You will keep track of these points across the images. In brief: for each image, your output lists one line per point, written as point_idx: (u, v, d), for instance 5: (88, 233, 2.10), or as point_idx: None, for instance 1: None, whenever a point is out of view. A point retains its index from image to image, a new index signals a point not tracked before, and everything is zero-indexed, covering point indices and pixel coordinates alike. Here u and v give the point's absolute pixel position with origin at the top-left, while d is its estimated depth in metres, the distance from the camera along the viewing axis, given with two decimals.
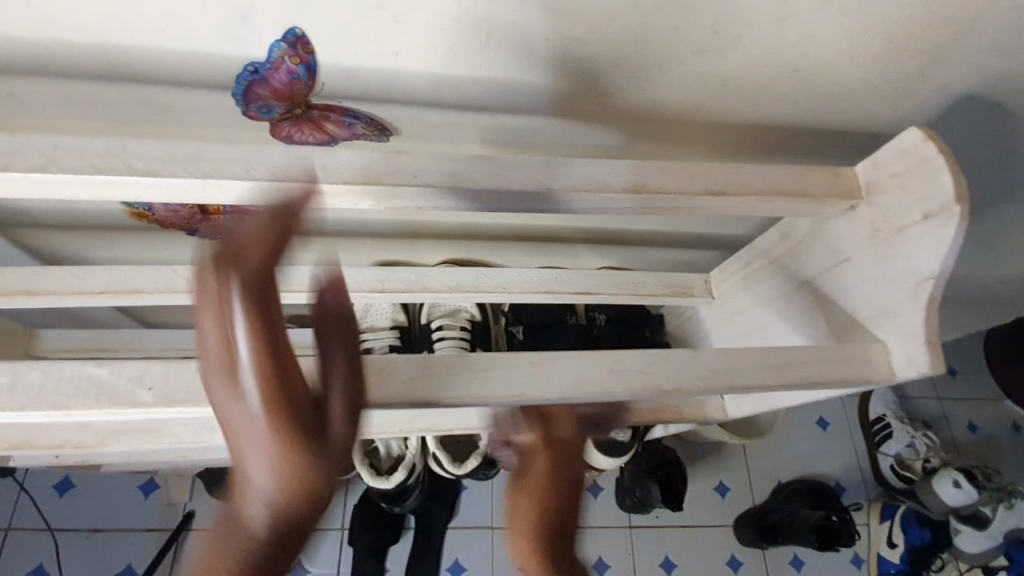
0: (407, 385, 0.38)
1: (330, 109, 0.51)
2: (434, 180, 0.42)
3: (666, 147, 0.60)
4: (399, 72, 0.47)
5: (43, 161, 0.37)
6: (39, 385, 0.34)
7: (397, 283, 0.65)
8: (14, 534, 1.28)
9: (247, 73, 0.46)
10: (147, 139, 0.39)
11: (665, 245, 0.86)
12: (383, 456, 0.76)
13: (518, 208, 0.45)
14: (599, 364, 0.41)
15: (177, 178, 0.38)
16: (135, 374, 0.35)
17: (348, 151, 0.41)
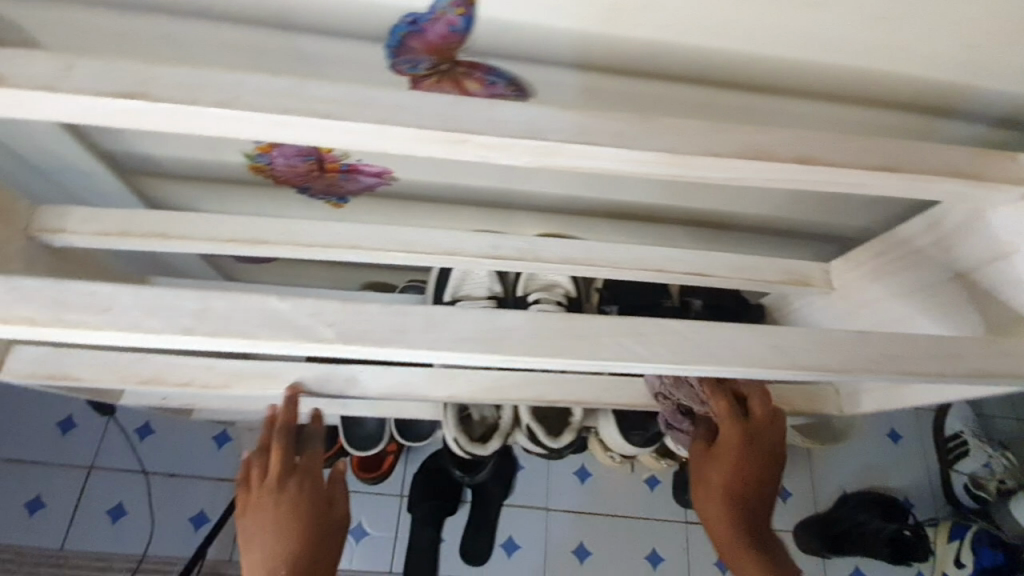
0: (571, 343, 0.37)
1: (474, 66, 0.50)
2: (600, 138, 0.40)
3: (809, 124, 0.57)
4: (556, 28, 0.46)
5: (230, 96, 0.37)
6: (225, 312, 0.35)
7: (510, 250, 0.65)
8: (97, 472, 1.38)
9: (405, 25, 0.45)
10: (323, 82, 0.39)
11: (773, 232, 0.82)
12: (477, 422, 0.77)
13: (677, 175, 0.43)
14: (757, 337, 0.40)
15: (355, 121, 0.38)
16: (315, 309, 0.36)
17: (519, 104, 0.40)
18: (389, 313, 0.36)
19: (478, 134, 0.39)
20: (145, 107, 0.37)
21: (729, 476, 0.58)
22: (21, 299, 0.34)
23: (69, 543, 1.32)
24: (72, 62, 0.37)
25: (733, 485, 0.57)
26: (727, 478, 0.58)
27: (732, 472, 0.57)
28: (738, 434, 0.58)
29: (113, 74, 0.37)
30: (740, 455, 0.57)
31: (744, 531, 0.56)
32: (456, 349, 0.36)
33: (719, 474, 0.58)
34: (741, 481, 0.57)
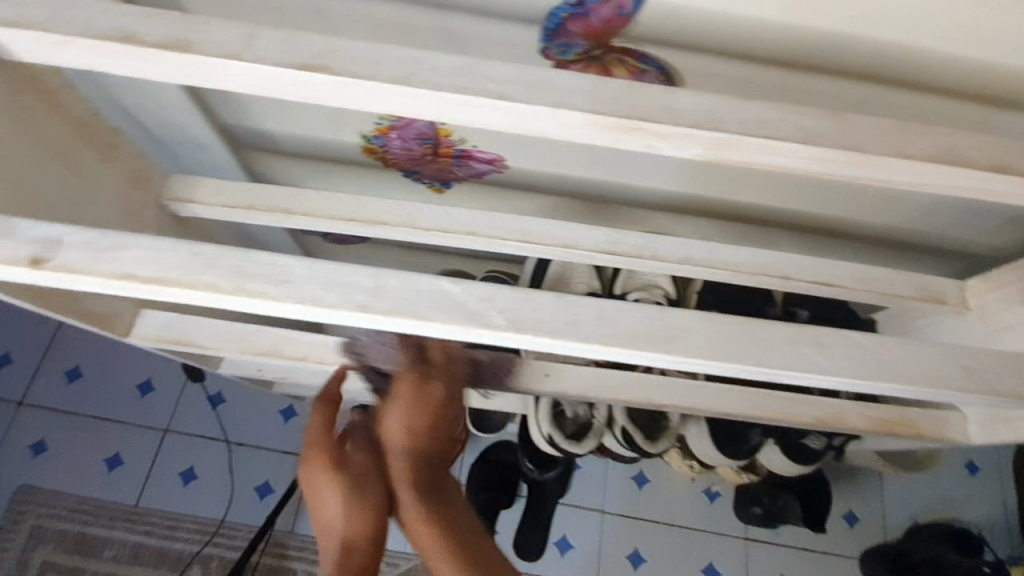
0: (748, 347, 0.36)
1: (627, 52, 0.48)
2: (782, 133, 0.38)
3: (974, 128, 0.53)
4: (726, 14, 0.43)
5: (406, 73, 0.36)
6: (399, 292, 0.34)
7: (627, 247, 0.63)
8: (171, 435, 1.42)
9: (569, 7, 0.44)
10: (497, 62, 0.38)
11: (891, 244, 0.77)
12: (568, 421, 0.75)
13: (853, 176, 0.41)
14: (933, 355, 0.38)
15: (530, 105, 0.37)
16: (485, 296, 0.35)
17: (697, 94, 0.38)
18: (560, 304, 0.35)
19: (655, 123, 0.37)
20: (320, 80, 0.36)
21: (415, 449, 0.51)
22: (206, 266, 0.34)
23: (144, 500, 1.37)
24: (252, 30, 0.37)
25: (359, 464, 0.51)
26: (405, 422, 0.50)
27: (409, 430, 0.50)
28: (441, 392, 0.51)
29: (293, 44, 0.36)
30: (409, 413, 0.50)
31: (447, 513, 0.50)
32: (630, 347, 0.34)
33: (395, 431, 0.50)
34: (417, 443, 0.51)
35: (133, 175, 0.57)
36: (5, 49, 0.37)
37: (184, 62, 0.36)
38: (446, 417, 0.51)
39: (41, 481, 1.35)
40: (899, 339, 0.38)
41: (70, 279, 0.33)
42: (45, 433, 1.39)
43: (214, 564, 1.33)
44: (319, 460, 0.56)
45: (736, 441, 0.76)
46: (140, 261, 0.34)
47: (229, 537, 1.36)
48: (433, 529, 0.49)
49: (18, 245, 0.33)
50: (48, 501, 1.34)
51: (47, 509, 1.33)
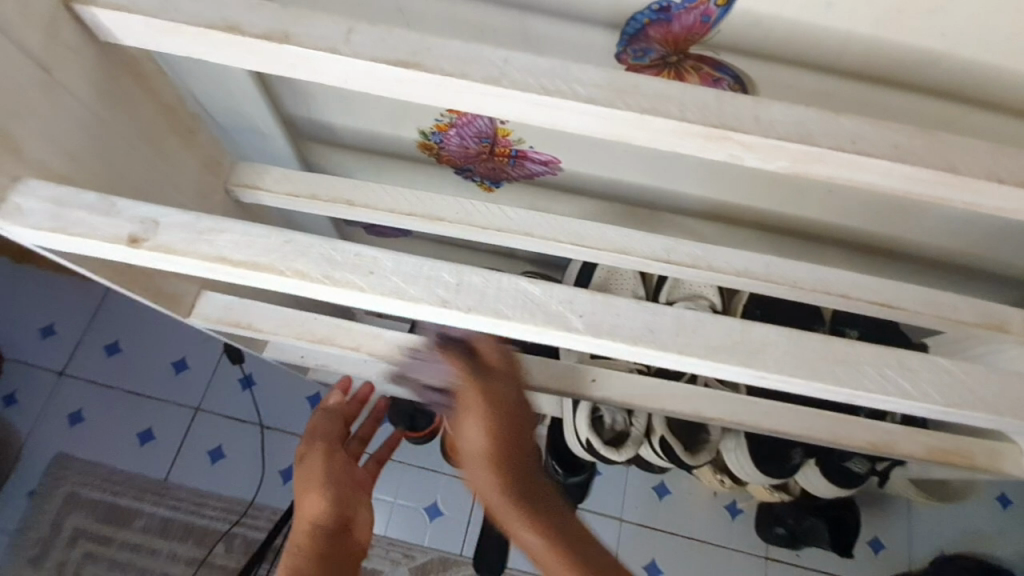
0: (826, 364, 0.36)
1: (703, 60, 0.47)
2: (871, 149, 0.37)
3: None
4: (812, 27, 0.43)
5: (496, 73, 0.37)
6: (481, 289, 0.35)
7: (683, 256, 0.62)
8: (202, 415, 1.44)
9: (651, 13, 0.44)
10: (585, 65, 0.38)
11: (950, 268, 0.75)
12: (606, 427, 0.75)
13: (939, 197, 0.40)
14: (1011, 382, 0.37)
15: (617, 110, 0.37)
16: (565, 297, 0.35)
17: (785, 107, 0.38)
18: (639, 310, 0.35)
19: (742, 133, 0.37)
20: (412, 76, 0.37)
21: (489, 439, 0.45)
22: (296, 252, 0.35)
23: (174, 475, 1.39)
24: (350, 25, 0.38)
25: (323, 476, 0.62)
26: (484, 426, 0.46)
27: (486, 437, 0.45)
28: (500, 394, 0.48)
29: (388, 40, 0.37)
30: (484, 419, 0.46)
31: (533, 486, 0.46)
32: (707, 356, 0.34)
33: (476, 444, 0.46)
34: (500, 443, 0.46)
35: (207, 160, 0.59)
36: (111, 33, 0.39)
37: (282, 54, 0.37)
38: (523, 426, 0.48)
39: (77, 450, 1.39)
40: (968, 366, 0.38)
41: (166, 258, 0.35)
42: (84, 403, 1.43)
43: (237, 542, 1.36)
44: (319, 453, 0.66)
45: (778, 459, 0.75)
46: (232, 244, 0.35)
47: (254, 517, 1.37)
48: (529, 524, 0.44)
49: (119, 223, 0.35)
50: (83, 470, 1.37)
51: (82, 478, 1.37)
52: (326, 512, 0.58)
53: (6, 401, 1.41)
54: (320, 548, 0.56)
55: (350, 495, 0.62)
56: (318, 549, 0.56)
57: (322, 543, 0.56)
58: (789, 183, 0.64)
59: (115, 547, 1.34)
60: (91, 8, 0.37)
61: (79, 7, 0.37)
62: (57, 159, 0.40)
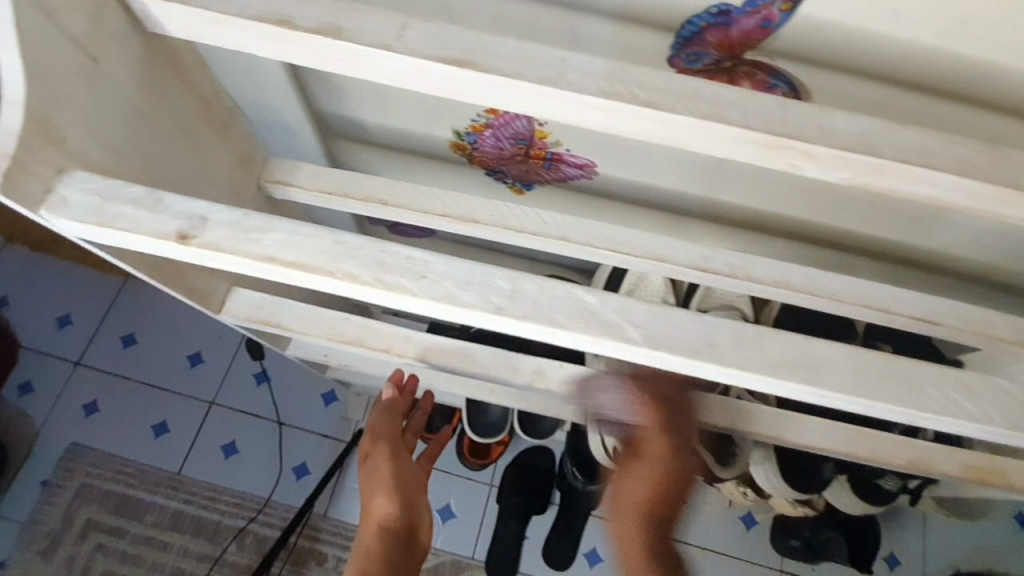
0: (890, 385, 0.34)
1: (758, 65, 0.46)
2: (939, 162, 0.36)
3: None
4: (874, 34, 0.42)
5: (553, 74, 0.36)
6: (536, 297, 0.33)
7: (721, 265, 0.61)
8: (216, 409, 1.44)
9: (710, 16, 0.43)
10: (644, 68, 0.37)
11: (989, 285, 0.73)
12: None
13: (1004, 214, 0.39)
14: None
15: (677, 115, 0.36)
16: (622, 307, 0.34)
17: (850, 116, 0.37)
18: (698, 324, 0.33)
19: (807, 142, 0.36)
20: (466, 75, 0.36)
21: (646, 485, 0.44)
22: (345, 254, 0.34)
23: (187, 468, 1.39)
24: (404, 20, 0.37)
25: (391, 481, 0.66)
26: (636, 478, 0.45)
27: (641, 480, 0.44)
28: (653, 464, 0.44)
29: (442, 38, 0.36)
30: (637, 467, 0.45)
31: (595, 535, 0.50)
32: (770, 374, 0.33)
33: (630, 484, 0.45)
34: (653, 496, 0.44)
35: (241, 155, 0.59)
36: (158, 25, 0.38)
37: (333, 50, 0.37)
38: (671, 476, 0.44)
39: (92, 441, 1.39)
40: None
41: (213, 256, 0.34)
42: (99, 394, 1.43)
43: (249, 538, 1.36)
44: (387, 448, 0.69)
45: (810, 473, 0.75)
46: (280, 244, 0.34)
47: (266, 514, 1.37)
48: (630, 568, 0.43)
49: (165, 219, 0.34)
50: (97, 461, 1.38)
51: (97, 469, 1.37)
52: (395, 516, 0.63)
53: (22, 389, 1.41)
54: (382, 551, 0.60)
55: (416, 492, 0.67)
56: (384, 553, 0.60)
57: (393, 554, 0.60)
58: (831, 193, 0.62)
59: (127, 539, 1.34)
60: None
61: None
62: (101, 152, 0.39)
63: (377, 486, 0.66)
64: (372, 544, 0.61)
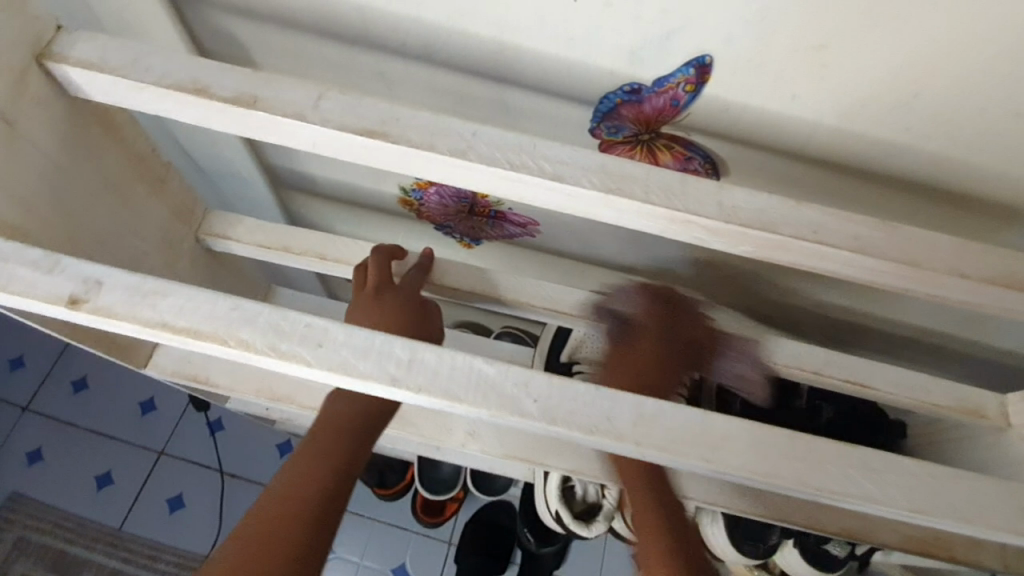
0: (797, 466, 0.34)
1: (675, 138, 0.48)
2: (836, 240, 0.38)
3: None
4: (782, 114, 0.44)
5: (464, 146, 0.37)
6: (433, 367, 0.33)
7: (657, 325, 0.62)
8: (165, 459, 1.38)
9: (622, 93, 0.45)
10: (553, 142, 0.38)
11: (936, 353, 0.73)
12: (577, 499, 0.71)
13: (905, 289, 0.40)
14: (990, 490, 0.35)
15: (581, 188, 0.37)
16: (521, 379, 0.33)
17: (751, 194, 0.38)
18: (598, 396, 0.33)
19: (708, 218, 0.37)
20: (375, 145, 0.37)
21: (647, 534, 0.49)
22: (243, 321, 0.33)
23: (128, 523, 1.32)
24: (321, 92, 0.38)
25: (342, 451, 0.43)
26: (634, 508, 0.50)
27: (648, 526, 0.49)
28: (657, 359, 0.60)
29: (359, 109, 0.38)
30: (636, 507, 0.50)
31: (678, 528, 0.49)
32: (669, 450, 0.33)
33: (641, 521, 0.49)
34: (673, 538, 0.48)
35: (179, 208, 0.59)
36: (79, 89, 0.40)
37: (248, 116, 0.38)
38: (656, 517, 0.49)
39: (31, 490, 1.32)
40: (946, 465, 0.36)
41: (105, 320, 0.33)
42: (42, 441, 1.36)
43: None
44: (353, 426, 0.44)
45: (757, 541, 0.71)
46: (176, 309, 0.33)
47: None
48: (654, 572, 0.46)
49: (60, 282, 0.33)
50: (33, 513, 1.30)
51: (33, 521, 1.29)
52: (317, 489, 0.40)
53: None
54: (266, 552, 0.37)
55: (346, 486, 0.42)
56: (271, 548, 0.37)
57: (299, 552, 0.38)
58: (765, 262, 0.63)
59: None
60: (61, 64, 0.38)
61: (50, 65, 0.38)
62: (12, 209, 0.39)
63: (297, 488, 0.40)
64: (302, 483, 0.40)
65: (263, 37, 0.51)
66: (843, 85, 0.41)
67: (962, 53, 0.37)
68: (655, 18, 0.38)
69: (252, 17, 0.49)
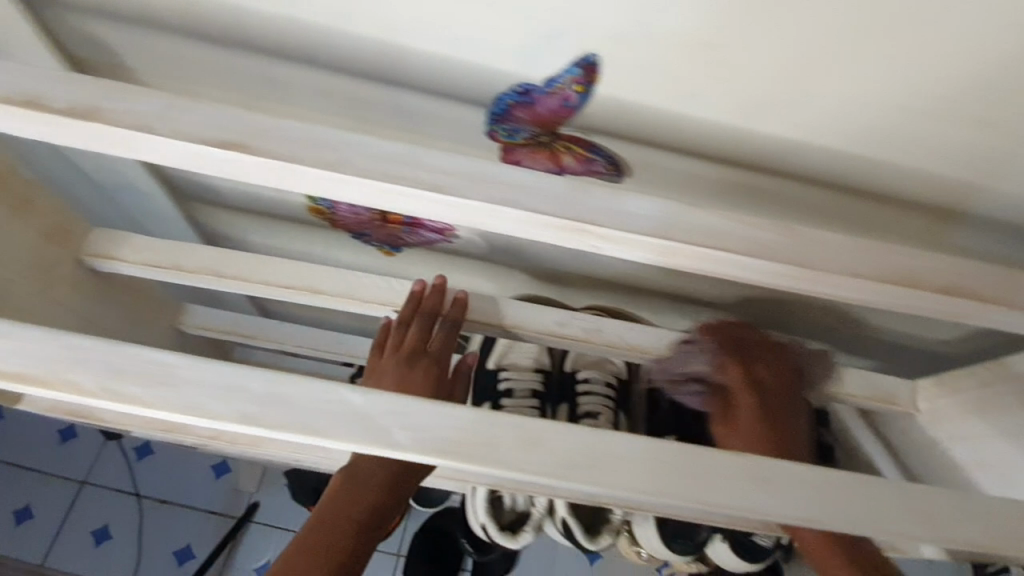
0: (689, 485, 0.32)
1: (576, 140, 0.47)
2: (731, 243, 0.36)
3: (932, 235, 0.52)
4: (680, 113, 0.42)
5: (335, 156, 0.35)
6: (293, 402, 0.30)
7: (577, 330, 0.60)
8: (87, 489, 1.27)
9: (512, 94, 0.43)
10: (433, 148, 0.36)
11: (862, 344, 0.73)
12: (506, 509, 0.69)
13: (804, 291, 0.39)
14: (903, 498, 0.33)
15: (462, 198, 0.35)
16: (392, 407, 0.31)
17: (642, 197, 0.36)
18: (475, 421, 0.31)
19: (598, 226, 0.35)
20: (237, 158, 0.34)
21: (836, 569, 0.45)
22: (77, 361, 0.30)
23: (49, 560, 1.22)
24: (175, 100, 0.35)
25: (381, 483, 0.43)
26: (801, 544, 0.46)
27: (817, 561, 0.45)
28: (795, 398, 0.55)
29: (218, 119, 0.35)
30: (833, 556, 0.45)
31: (822, 543, 0.46)
32: (552, 475, 0.31)
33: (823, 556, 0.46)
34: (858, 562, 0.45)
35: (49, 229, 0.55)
36: None
37: (91, 129, 0.34)
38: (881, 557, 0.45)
39: None
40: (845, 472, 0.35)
41: None
42: None
43: None
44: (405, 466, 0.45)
45: (684, 537, 0.69)
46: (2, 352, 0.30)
47: None
48: None
49: None
50: None
51: None
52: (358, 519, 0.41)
53: None
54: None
55: (381, 514, 0.43)
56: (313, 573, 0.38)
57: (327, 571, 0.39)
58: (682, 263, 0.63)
59: None
60: None
61: None
62: None
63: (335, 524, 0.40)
64: (353, 521, 0.41)
65: (136, 40, 0.47)
66: (736, 88, 0.39)
67: (847, 54, 0.36)
68: (539, 16, 0.37)
69: (123, 20, 0.45)
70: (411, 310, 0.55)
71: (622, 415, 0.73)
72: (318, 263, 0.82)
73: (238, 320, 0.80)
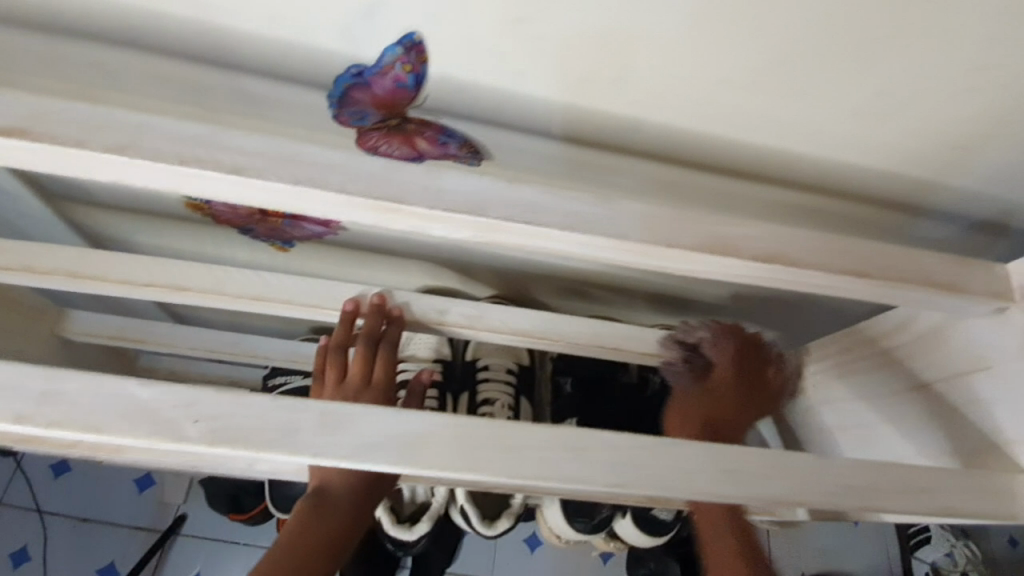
0: (497, 458, 0.32)
1: (426, 123, 0.45)
2: (549, 217, 0.36)
3: (797, 216, 0.51)
4: (515, 94, 0.41)
5: (130, 140, 0.34)
6: (76, 398, 0.29)
7: (458, 317, 0.60)
8: None
9: (348, 76, 0.42)
10: (241, 130, 0.35)
11: (753, 320, 0.75)
12: (405, 501, 0.69)
13: (633, 263, 0.39)
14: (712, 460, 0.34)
15: (265, 180, 0.34)
16: (185, 400, 0.31)
17: (459, 174, 0.36)
18: (273, 407, 0.31)
19: (411, 204, 0.35)
20: (28, 146, 0.33)
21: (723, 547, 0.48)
22: None
23: None
24: None
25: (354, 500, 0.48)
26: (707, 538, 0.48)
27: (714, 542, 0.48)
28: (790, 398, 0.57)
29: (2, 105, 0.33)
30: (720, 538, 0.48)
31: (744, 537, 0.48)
32: (352, 456, 0.30)
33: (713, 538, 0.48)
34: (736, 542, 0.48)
35: None
36: None
37: None
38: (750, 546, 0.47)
39: None
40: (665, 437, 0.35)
41: None
42: None
43: None
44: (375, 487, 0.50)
45: (584, 516, 0.70)
46: None
47: None
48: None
49: None
50: None
51: None
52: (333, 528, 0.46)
53: None
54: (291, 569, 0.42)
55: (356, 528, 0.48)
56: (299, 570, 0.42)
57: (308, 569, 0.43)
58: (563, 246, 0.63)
59: None
60: None
61: None
62: None
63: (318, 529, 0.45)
64: (328, 536, 0.45)
65: None
66: (560, 68, 0.39)
67: (655, 32, 0.36)
68: None
69: None
70: (346, 334, 0.57)
71: (524, 401, 0.73)
72: (211, 262, 0.79)
73: (121, 327, 0.76)
